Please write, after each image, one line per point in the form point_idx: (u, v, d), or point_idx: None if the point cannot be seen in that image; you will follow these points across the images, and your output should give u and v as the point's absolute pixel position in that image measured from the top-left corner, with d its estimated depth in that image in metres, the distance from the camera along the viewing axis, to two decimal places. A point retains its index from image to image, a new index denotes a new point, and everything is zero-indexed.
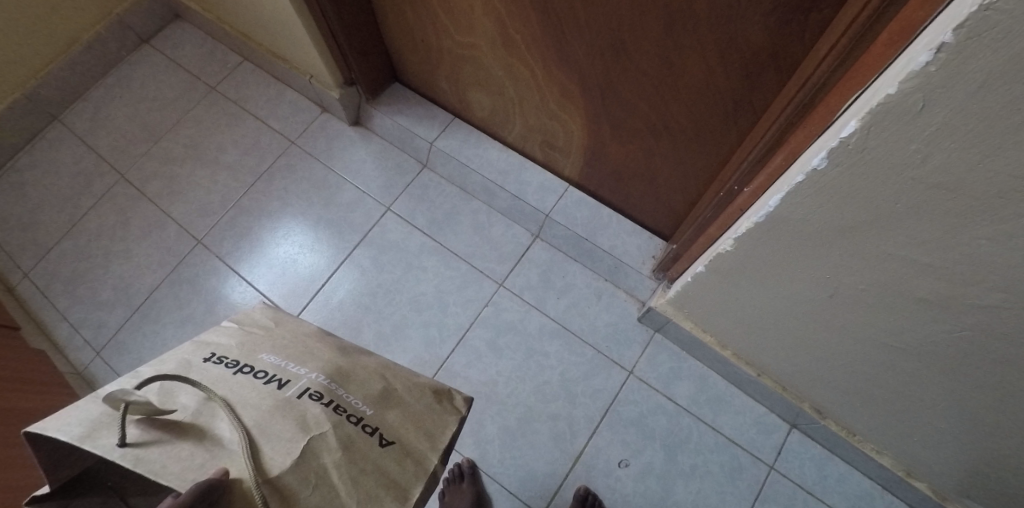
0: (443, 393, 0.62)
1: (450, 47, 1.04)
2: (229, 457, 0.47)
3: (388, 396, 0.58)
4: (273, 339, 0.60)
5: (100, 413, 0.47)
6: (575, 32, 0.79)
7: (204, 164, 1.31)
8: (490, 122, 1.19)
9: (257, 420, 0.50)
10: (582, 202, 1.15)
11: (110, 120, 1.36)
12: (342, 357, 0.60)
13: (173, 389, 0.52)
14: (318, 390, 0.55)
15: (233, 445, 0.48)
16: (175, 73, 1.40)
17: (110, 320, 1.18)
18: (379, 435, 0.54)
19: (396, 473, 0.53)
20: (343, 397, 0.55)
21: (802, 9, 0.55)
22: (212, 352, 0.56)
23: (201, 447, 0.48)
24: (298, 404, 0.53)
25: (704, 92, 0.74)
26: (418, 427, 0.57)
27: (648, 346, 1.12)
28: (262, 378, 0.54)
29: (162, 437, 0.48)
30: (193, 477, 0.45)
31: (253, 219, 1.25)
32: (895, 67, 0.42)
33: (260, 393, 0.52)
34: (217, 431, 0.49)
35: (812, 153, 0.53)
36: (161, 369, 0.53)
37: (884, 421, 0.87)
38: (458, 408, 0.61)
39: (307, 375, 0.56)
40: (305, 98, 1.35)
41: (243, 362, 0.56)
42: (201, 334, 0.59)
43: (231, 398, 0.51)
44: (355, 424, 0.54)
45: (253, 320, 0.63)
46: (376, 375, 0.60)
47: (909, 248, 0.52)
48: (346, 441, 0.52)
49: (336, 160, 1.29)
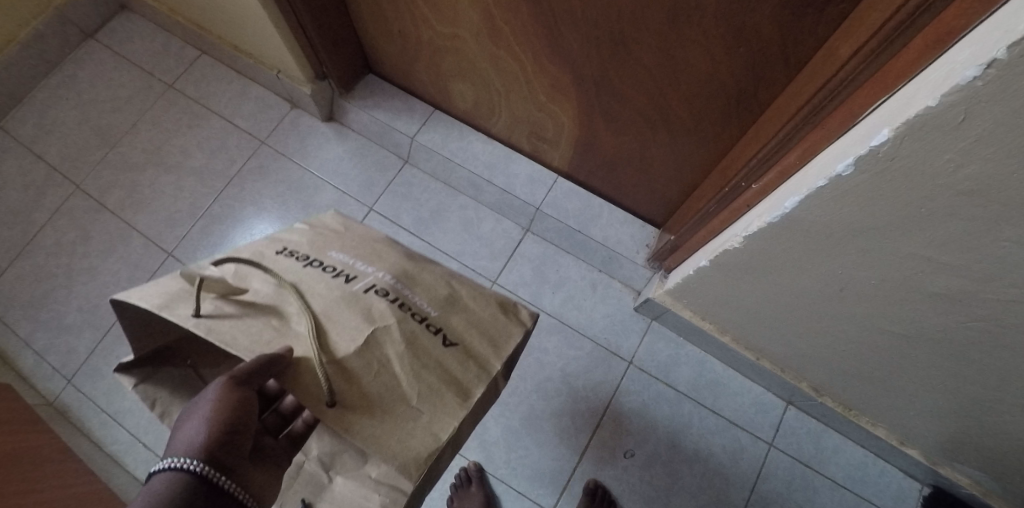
0: (506, 302, 0.64)
1: (430, 38, 0.98)
2: (297, 339, 0.52)
3: (453, 301, 0.62)
4: (341, 241, 0.64)
5: (178, 288, 0.52)
6: (569, 24, 0.76)
7: (168, 170, 1.22)
8: (474, 114, 1.14)
9: (325, 308, 0.54)
10: (572, 193, 1.13)
11: (57, 125, 1.25)
12: (407, 261, 0.63)
13: (247, 274, 0.57)
14: (384, 287, 0.58)
15: (302, 327, 0.53)
16: (126, 71, 1.29)
17: (81, 344, 1.11)
18: (441, 334, 0.57)
19: (458, 372, 0.56)
20: (408, 295, 0.59)
21: (815, 5, 0.54)
22: (283, 246, 0.61)
23: (271, 327, 0.52)
24: (365, 297, 0.57)
25: (706, 85, 0.72)
26: (480, 332, 0.60)
27: (646, 334, 1.12)
28: (331, 272, 0.58)
29: (236, 313, 0.53)
30: (260, 349, 0.50)
31: (226, 227, 1.18)
32: (933, 76, 0.41)
33: (329, 285, 0.56)
34: (286, 313, 0.54)
35: (835, 158, 0.53)
36: (237, 257, 0.58)
37: (880, 400, 0.89)
38: (524, 319, 0.63)
39: (373, 273, 0.60)
40: (273, 93, 1.27)
41: (313, 257, 0.60)
42: (274, 232, 0.63)
43: (301, 284, 0.56)
44: (419, 322, 0.57)
45: (323, 223, 0.67)
46: (441, 281, 0.63)
47: (929, 248, 0.52)
48: (411, 337, 0.55)
49: (312, 159, 1.23)
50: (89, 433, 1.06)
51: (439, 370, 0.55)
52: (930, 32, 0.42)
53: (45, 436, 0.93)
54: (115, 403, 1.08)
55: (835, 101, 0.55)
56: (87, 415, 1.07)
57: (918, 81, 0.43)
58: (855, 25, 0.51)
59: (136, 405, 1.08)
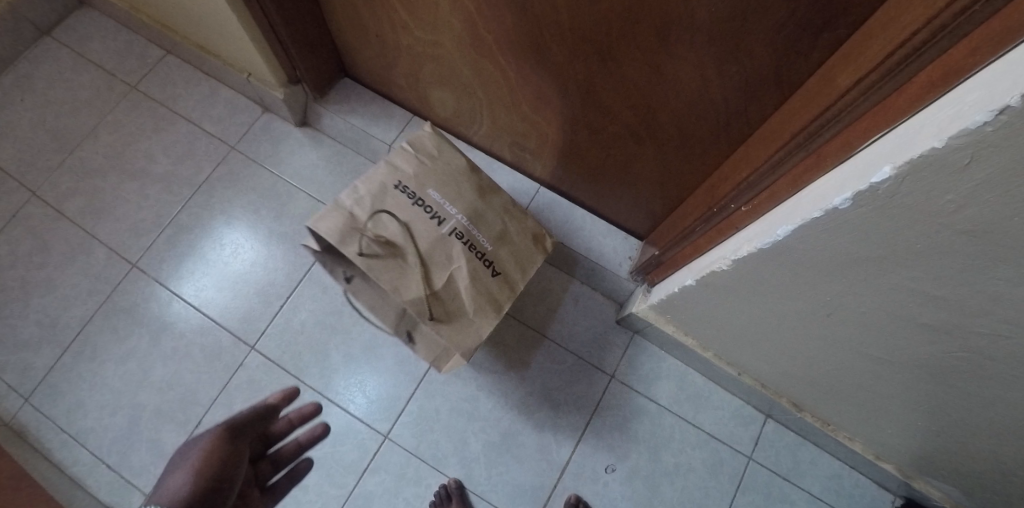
0: (540, 236, 0.91)
1: (409, 44, 0.95)
2: (411, 276, 0.81)
3: (504, 235, 0.88)
4: (435, 175, 0.86)
5: (341, 223, 0.80)
6: (557, 36, 0.74)
7: (132, 176, 1.17)
8: (454, 122, 1.11)
9: (426, 251, 0.82)
10: (554, 203, 1.12)
11: (11, 127, 1.18)
12: (478, 200, 0.87)
13: (379, 211, 0.82)
14: (460, 230, 0.84)
15: (414, 267, 0.81)
16: (86, 70, 1.23)
17: (38, 361, 1.06)
18: (493, 267, 0.85)
19: (499, 293, 0.85)
20: (476, 236, 0.85)
21: (813, 28, 0.52)
22: (397, 180, 0.85)
23: (397, 265, 0.81)
24: (448, 240, 0.83)
25: (696, 103, 0.71)
26: (517, 263, 0.88)
27: (627, 347, 1.11)
28: (429, 213, 0.84)
29: (377, 249, 0.81)
30: (395, 282, 0.80)
31: (194, 236, 1.14)
32: (940, 113, 0.40)
33: (427, 227, 0.83)
34: (405, 251, 0.81)
35: (832, 190, 0.52)
36: (370, 196, 0.83)
37: (859, 418, 0.89)
38: (547, 250, 0.91)
39: (455, 216, 0.84)
40: (243, 96, 1.22)
41: (417, 195, 0.84)
42: (390, 157, 0.86)
43: (412, 231, 0.82)
44: (479, 259, 0.84)
45: (423, 147, 0.88)
46: (498, 217, 0.88)
47: (921, 282, 0.51)
48: (474, 272, 0.83)
49: (284, 165, 1.18)
50: (48, 455, 1.00)
51: (487, 293, 0.84)
52: (938, 68, 0.41)
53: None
54: (76, 423, 1.03)
55: (833, 129, 0.54)
56: (43, 436, 1.01)
57: (921, 117, 0.43)
58: (854, 54, 0.50)
59: (99, 425, 1.03)
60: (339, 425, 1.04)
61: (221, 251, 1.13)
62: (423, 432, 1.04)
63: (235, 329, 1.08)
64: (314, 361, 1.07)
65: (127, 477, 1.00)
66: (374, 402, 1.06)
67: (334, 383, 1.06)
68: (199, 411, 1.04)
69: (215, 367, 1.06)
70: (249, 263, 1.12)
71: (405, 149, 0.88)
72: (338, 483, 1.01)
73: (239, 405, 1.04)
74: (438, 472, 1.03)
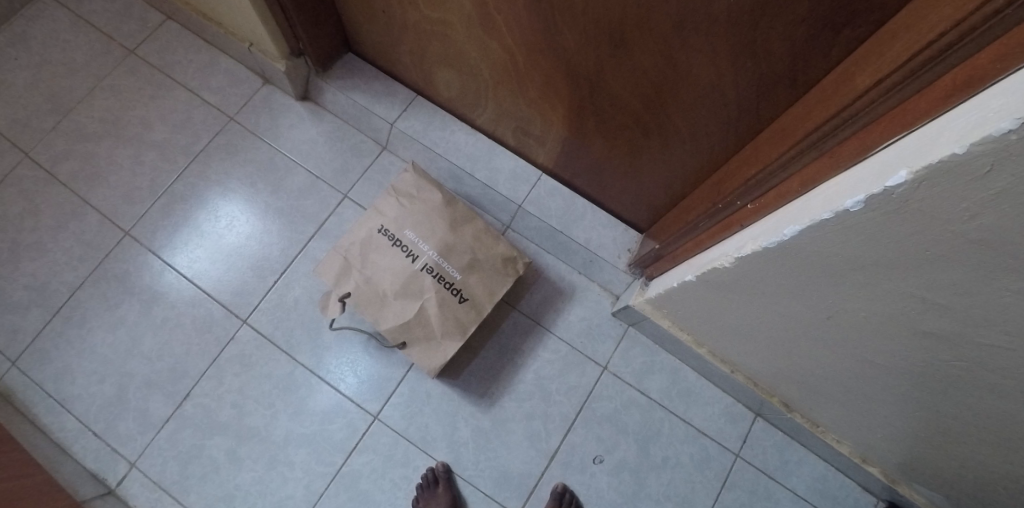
0: (511, 258, 1.01)
1: (417, 21, 0.92)
2: (387, 304, 0.98)
3: (473, 265, 0.99)
4: (413, 215, 1.00)
5: (334, 282, 0.99)
6: (569, 21, 0.72)
7: (127, 142, 1.14)
8: (458, 103, 1.09)
9: (400, 286, 0.97)
10: (555, 191, 1.09)
11: (4, 86, 1.15)
12: (449, 234, 0.99)
13: (367, 258, 0.99)
14: (431, 265, 0.98)
15: (391, 296, 0.97)
16: (83, 32, 1.20)
17: (26, 325, 1.04)
18: (460, 295, 0.98)
19: (465, 319, 0.98)
20: (445, 269, 0.98)
21: (834, 25, 0.51)
22: (381, 225, 0.99)
23: (377, 300, 0.98)
24: (420, 274, 0.97)
25: (707, 96, 0.69)
26: (487, 288, 0.99)
27: (621, 340, 1.10)
28: (407, 253, 0.98)
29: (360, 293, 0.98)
30: (380, 322, 0.97)
31: (190, 207, 1.12)
32: (961, 120, 0.39)
33: (401, 263, 0.98)
34: (384, 289, 0.98)
35: (844, 192, 0.51)
36: (360, 238, 0.99)
37: (849, 421, 0.90)
38: (518, 272, 1.02)
39: (427, 253, 0.98)
40: (244, 66, 1.19)
41: (397, 236, 0.99)
42: (378, 199, 1.01)
43: (390, 266, 0.98)
44: (447, 288, 0.97)
45: (404, 186, 1.01)
46: (469, 249, 0.99)
47: (927, 290, 0.50)
48: (442, 299, 0.97)
49: (283, 139, 1.16)
50: (34, 419, 1.00)
51: (454, 318, 0.97)
52: (960, 73, 0.40)
53: None
54: (63, 389, 1.02)
55: (849, 129, 0.53)
56: (29, 400, 1.00)
57: (940, 122, 0.42)
58: (874, 54, 0.49)
59: (86, 392, 1.02)
60: (329, 404, 1.04)
61: (217, 223, 1.11)
62: (413, 414, 1.04)
63: (228, 302, 1.07)
64: (307, 339, 1.06)
65: (113, 445, 1.00)
66: (365, 382, 1.05)
67: (325, 361, 1.06)
68: (188, 383, 1.03)
69: (206, 340, 1.05)
70: (243, 237, 1.11)
71: (388, 194, 1.01)
72: (325, 461, 1.01)
73: (229, 379, 1.04)
74: (427, 455, 1.03)
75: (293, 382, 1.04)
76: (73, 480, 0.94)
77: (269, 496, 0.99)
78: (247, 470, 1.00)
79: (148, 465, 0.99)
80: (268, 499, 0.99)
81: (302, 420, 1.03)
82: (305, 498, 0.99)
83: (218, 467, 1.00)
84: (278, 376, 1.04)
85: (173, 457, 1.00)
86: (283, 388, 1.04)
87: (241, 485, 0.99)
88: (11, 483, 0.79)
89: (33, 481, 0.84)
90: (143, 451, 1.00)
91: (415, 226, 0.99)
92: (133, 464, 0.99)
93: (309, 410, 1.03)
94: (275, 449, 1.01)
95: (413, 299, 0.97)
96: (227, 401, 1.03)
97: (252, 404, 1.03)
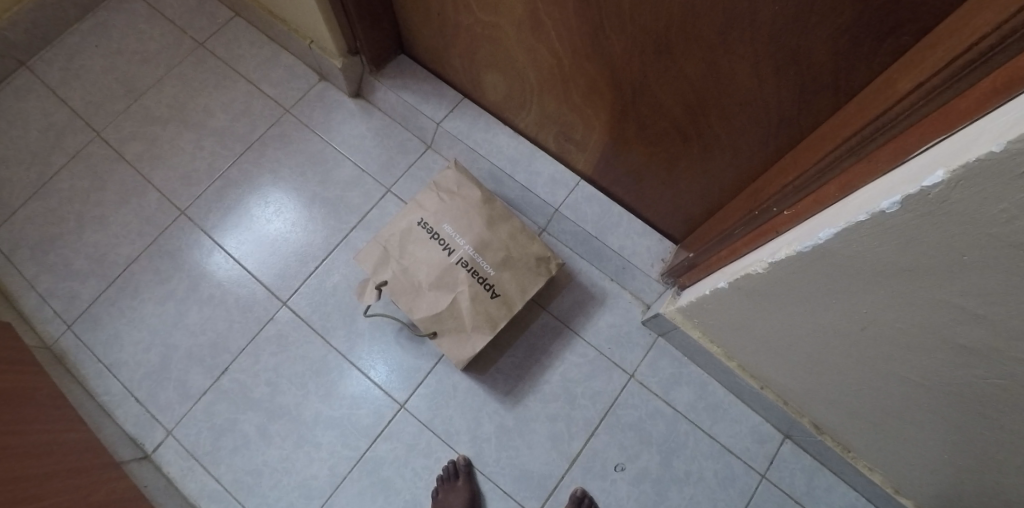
0: (545, 258, 1.03)
1: (469, 24, 0.96)
2: (421, 296, 1.00)
3: (507, 262, 1.01)
4: (452, 210, 1.02)
5: (371, 269, 1.02)
6: (615, 25, 0.74)
7: (190, 127, 1.21)
8: (503, 107, 1.12)
9: (434, 278, 1.00)
10: (593, 198, 1.10)
11: (84, 71, 1.24)
12: (485, 230, 1.01)
13: (405, 248, 1.02)
14: (466, 260, 1.00)
15: (424, 288, 1.00)
16: (158, 24, 1.28)
17: (84, 292, 1.11)
18: (493, 290, 1.00)
19: (496, 313, 1.00)
20: (480, 264, 1.00)
21: (878, 34, 0.51)
22: (421, 218, 1.02)
23: (412, 290, 1.00)
24: (454, 267, 1.00)
25: (748, 103, 0.70)
26: (519, 285, 1.01)
27: (650, 350, 1.10)
28: (443, 247, 1.01)
29: (395, 283, 1.01)
30: (414, 311, 1.00)
31: (241, 191, 1.17)
32: (1000, 120, 0.39)
33: (438, 256, 1.00)
34: (419, 279, 1.00)
35: (881, 195, 0.51)
36: (401, 228, 1.02)
37: (881, 446, 0.87)
38: (551, 271, 1.03)
39: (462, 247, 1.00)
40: (302, 63, 1.26)
41: (435, 229, 1.01)
42: (419, 194, 1.04)
43: (425, 257, 1.01)
44: (480, 283, 0.99)
45: (446, 183, 1.04)
46: (504, 245, 1.01)
47: (963, 298, 0.50)
48: (475, 293, 0.99)
49: (334, 133, 1.21)
50: (84, 381, 1.05)
51: (485, 313, 0.99)
52: (1001, 75, 0.40)
53: (36, 377, 0.92)
54: (112, 355, 1.07)
55: (889, 133, 0.54)
56: (81, 363, 1.06)
57: (977, 126, 0.42)
58: (918, 59, 0.49)
59: (133, 360, 1.07)
60: (357, 389, 1.06)
61: (264, 210, 1.16)
62: (439, 406, 1.06)
63: (270, 284, 1.12)
64: (341, 325, 1.10)
65: (152, 412, 1.04)
66: (394, 371, 1.07)
67: (358, 347, 1.09)
68: (227, 358, 1.07)
69: (247, 318, 1.10)
70: (288, 226, 1.16)
71: (429, 189, 1.04)
72: (350, 445, 1.03)
73: (266, 357, 1.08)
74: (449, 447, 1.04)
75: (326, 365, 1.07)
76: (114, 441, 0.99)
77: (294, 474, 1.01)
78: (276, 447, 1.03)
79: (182, 434, 1.03)
80: (293, 476, 1.01)
81: (332, 403, 1.05)
82: (329, 479, 1.01)
83: (248, 442, 1.03)
84: (312, 358, 1.08)
85: (206, 428, 1.04)
86: (316, 370, 1.07)
87: (269, 461, 1.02)
88: (57, 435, 0.83)
89: (78, 437, 0.89)
90: (179, 420, 1.04)
91: (453, 220, 1.02)
92: (169, 432, 1.03)
93: (338, 394, 1.06)
94: (304, 429, 1.04)
95: (446, 290, 1.00)
96: (262, 378, 1.06)
97: (285, 383, 1.06)
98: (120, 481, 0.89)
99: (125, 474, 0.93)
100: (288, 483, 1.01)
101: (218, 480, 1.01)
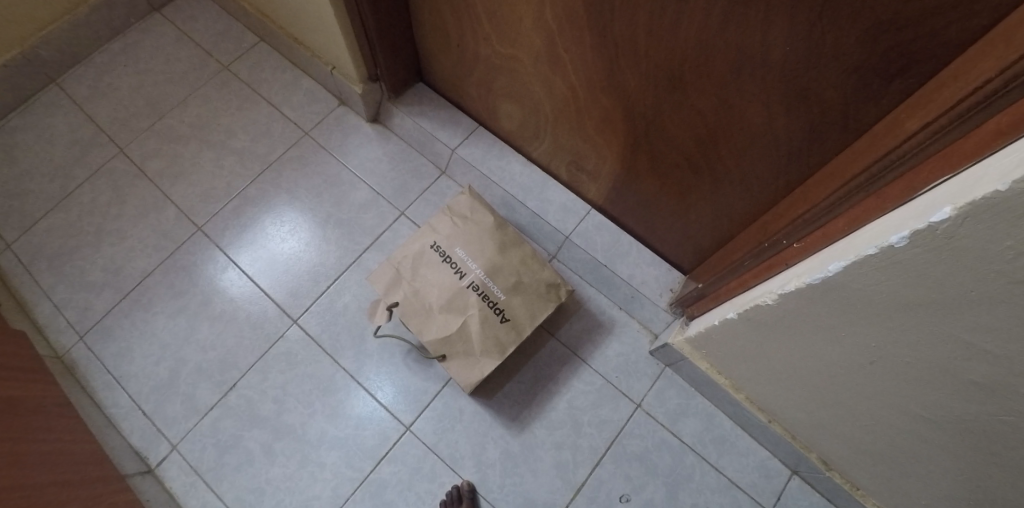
0: (555, 284, 1.04)
1: (488, 56, 1.00)
2: (432, 320, 1.01)
3: (517, 287, 1.02)
4: (464, 234, 1.04)
5: (382, 290, 1.04)
6: (630, 61, 0.77)
7: (211, 146, 1.25)
8: (516, 135, 1.15)
9: (444, 301, 1.01)
10: (603, 226, 1.12)
11: (111, 89, 1.28)
12: (497, 255, 1.02)
13: (418, 270, 1.03)
14: (477, 284, 1.01)
15: (434, 312, 1.01)
16: (185, 47, 1.33)
17: (97, 304, 1.12)
18: (502, 314, 1.00)
19: (505, 336, 1.00)
20: (491, 288, 1.01)
21: (886, 75, 0.54)
22: (433, 242, 1.04)
23: (423, 312, 1.02)
24: (466, 291, 1.01)
25: (758, 138, 0.72)
26: (529, 310, 1.02)
27: (657, 380, 1.10)
28: (455, 270, 1.02)
29: (405, 305, 1.02)
30: (426, 334, 1.01)
31: (258, 210, 1.20)
32: (1004, 160, 0.40)
33: (450, 279, 1.01)
34: (430, 301, 1.01)
35: (890, 230, 0.52)
36: (412, 250, 1.04)
37: (891, 485, 0.86)
38: (560, 298, 1.04)
39: (474, 271, 1.01)
40: (323, 88, 1.30)
41: (447, 253, 1.03)
42: (433, 219, 1.06)
43: (437, 280, 1.02)
44: (490, 307, 1.00)
45: (459, 209, 1.06)
46: (515, 270, 1.02)
47: (971, 333, 0.50)
48: (485, 317, 1.00)
49: (351, 156, 1.24)
50: (92, 393, 1.06)
51: (494, 338, 1.00)
52: (1004, 116, 0.42)
53: (45, 386, 0.92)
54: (122, 367, 1.08)
55: (897, 170, 0.55)
56: (91, 374, 1.07)
57: (980, 166, 0.43)
58: (924, 101, 0.52)
59: (142, 372, 1.08)
60: (364, 410, 1.06)
61: (279, 229, 1.18)
62: (445, 429, 1.05)
63: (281, 302, 1.13)
64: (350, 344, 1.11)
65: (158, 426, 1.04)
66: (401, 392, 1.08)
67: (366, 368, 1.09)
68: (236, 374, 1.08)
69: (258, 335, 1.11)
70: (301, 245, 1.17)
71: (443, 212, 1.06)
72: (354, 466, 1.03)
73: (275, 374, 1.08)
74: (454, 472, 1.03)
75: (333, 384, 1.08)
76: (119, 454, 0.99)
77: (297, 494, 1.01)
78: (279, 466, 1.02)
79: (187, 450, 1.03)
80: (296, 497, 1.01)
81: (337, 423, 1.05)
82: (333, 500, 1.00)
83: (252, 460, 1.03)
84: (319, 377, 1.08)
85: (211, 444, 1.03)
86: (324, 389, 1.07)
87: (272, 480, 1.01)
88: (66, 446, 0.84)
89: (85, 447, 0.89)
90: (185, 434, 1.04)
91: (465, 245, 1.03)
92: (174, 446, 1.03)
93: (345, 414, 1.06)
94: (309, 448, 1.04)
95: (457, 313, 1.00)
96: (269, 395, 1.07)
97: (292, 401, 1.06)
98: (124, 494, 0.89)
99: (128, 488, 0.92)
100: (291, 503, 1.00)
101: (220, 497, 1.00)
